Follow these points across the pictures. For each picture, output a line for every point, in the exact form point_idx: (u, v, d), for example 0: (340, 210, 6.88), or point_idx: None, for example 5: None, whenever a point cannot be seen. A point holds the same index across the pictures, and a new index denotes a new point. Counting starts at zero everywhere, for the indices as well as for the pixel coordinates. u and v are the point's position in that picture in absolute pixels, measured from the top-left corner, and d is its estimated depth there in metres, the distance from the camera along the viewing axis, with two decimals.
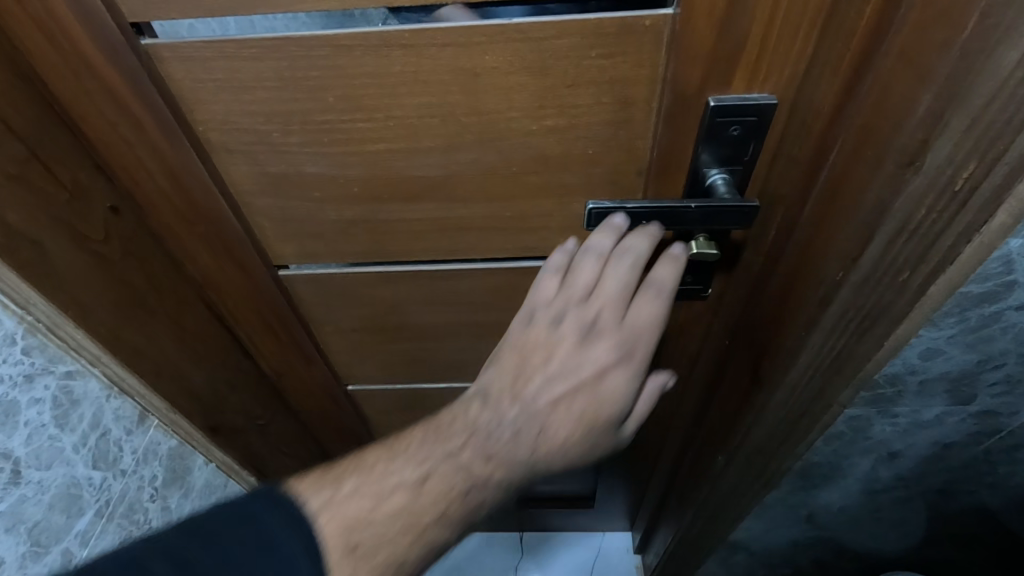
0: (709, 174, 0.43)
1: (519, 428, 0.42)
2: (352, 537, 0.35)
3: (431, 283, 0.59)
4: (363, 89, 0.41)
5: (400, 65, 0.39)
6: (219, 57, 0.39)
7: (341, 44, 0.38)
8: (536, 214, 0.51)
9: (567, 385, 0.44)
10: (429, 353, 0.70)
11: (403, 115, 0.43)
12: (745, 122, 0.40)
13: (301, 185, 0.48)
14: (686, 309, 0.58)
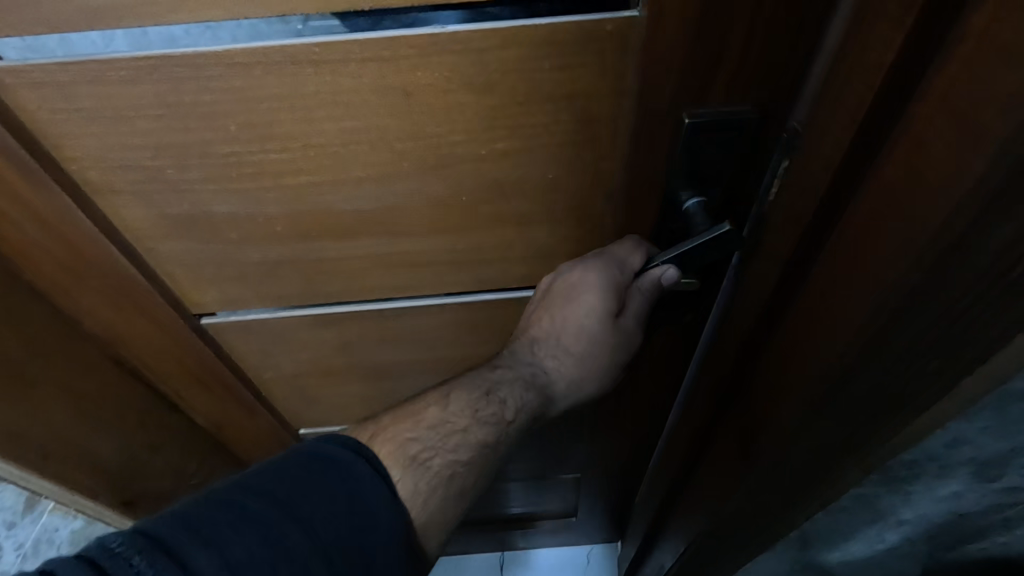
0: (684, 197, 0.38)
1: (556, 349, 0.45)
2: (409, 450, 0.39)
3: (380, 322, 0.52)
4: (272, 115, 0.34)
5: (314, 85, 0.32)
6: (80, 81, 0.31)
7: (236, 62, 0.31)
8: (495, 245, 0.44)
9: (603, 332, 0.43)
10: (384, 395, 0.63)
11: (325, 143, 0.36)
12: (724, 137, 0.34)
13: (212, 225, 0.41)
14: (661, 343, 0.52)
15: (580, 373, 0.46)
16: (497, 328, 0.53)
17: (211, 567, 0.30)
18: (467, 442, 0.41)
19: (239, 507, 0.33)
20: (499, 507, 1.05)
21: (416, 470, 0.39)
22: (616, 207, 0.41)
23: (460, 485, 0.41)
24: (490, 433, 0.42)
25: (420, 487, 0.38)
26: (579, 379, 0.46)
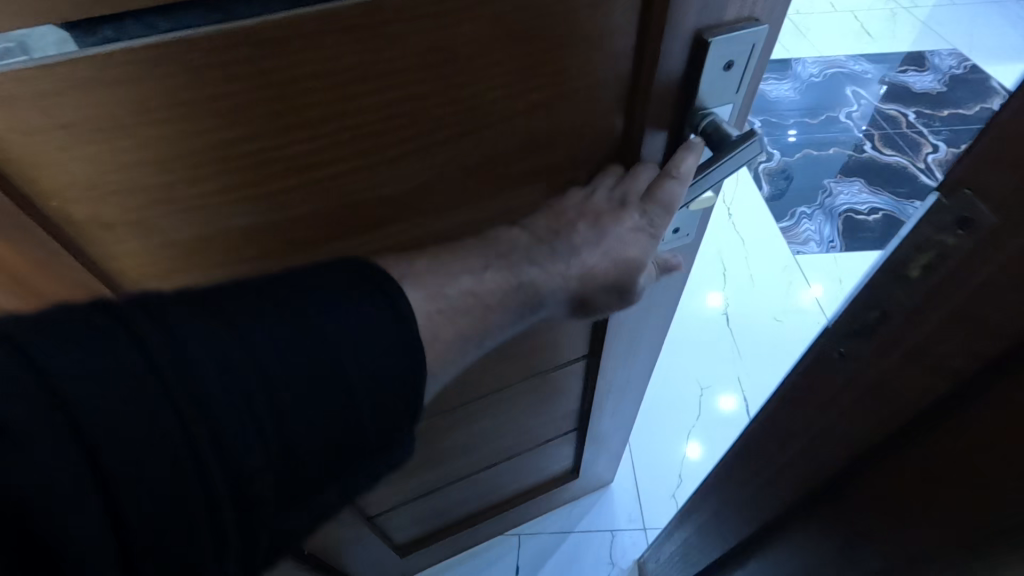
0: (704, 114, 0.41)
1: (584, 240, 0.41)
2: (437, 300, 0.36)
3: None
4: (306, 99, 0.30)
5: (354, 54, 0.30)
6: (52, 89, 0.25)
7: (266, 37, 0.27)
8: (515, 163, 0.40)
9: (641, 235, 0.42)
10: None
11: (362, 122, 0.33)
12: (737, 52, 0.38)
13: (227, 245, 0.36)
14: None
15: (614, 277, 0.43)
16: None
17: (249, 349, 0.29)
18: (482, 313, 0.39)
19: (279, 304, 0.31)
20: (502, 489, 1.06)
21: (443, 328, 0.36)
22: (639, 143, 0.42)
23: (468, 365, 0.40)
24: (512, 306, 0.40)
25: (439, 369, 0.37)
26: (609, 284, 0.43)
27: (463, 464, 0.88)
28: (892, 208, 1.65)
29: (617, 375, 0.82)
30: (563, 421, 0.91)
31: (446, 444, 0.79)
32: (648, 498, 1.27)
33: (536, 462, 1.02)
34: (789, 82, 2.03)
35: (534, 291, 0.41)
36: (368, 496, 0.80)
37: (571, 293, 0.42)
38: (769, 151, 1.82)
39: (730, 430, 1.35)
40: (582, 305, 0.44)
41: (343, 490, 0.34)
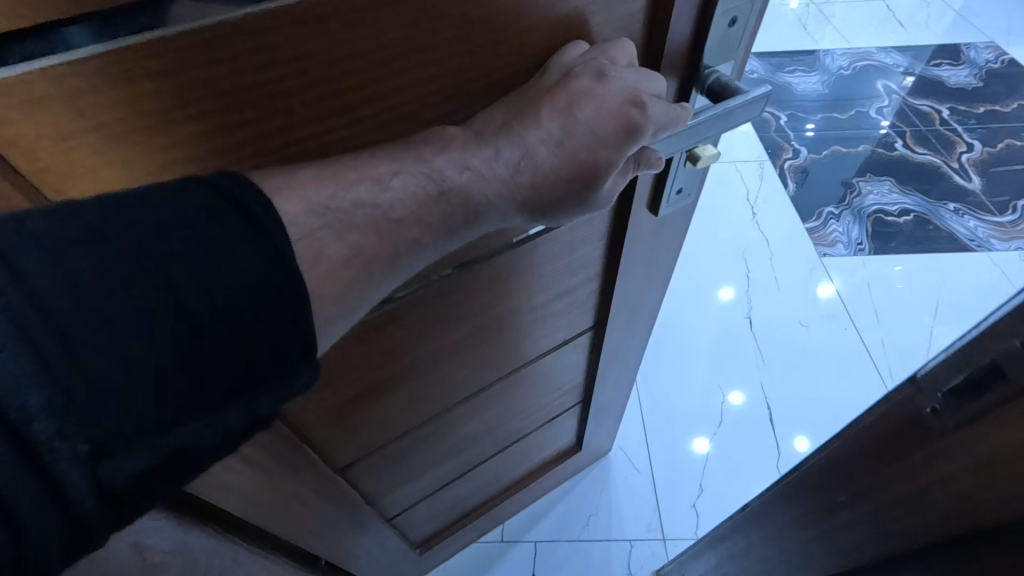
0: (710, 72, 0.49)
1: (545, 137, 0.42)
2: (321, 211, 0.37)
3: (427, 303, 0.56)
4: (348, 74, 0.35)
5: (390, 33, 0.35)
6: (140, 71, 0.30)
7: (315, 18, 0.32)
8: (448, 91, 0.40)
9: (616, 127, 0.43)
10: (416, 377, 0.65)
11: (395, 96, 0.38)
12: (737, 16, 0.46)
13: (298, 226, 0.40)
14: (635, 228, 0.62)
15: (574, 177, 0.44)
16: (497, 275, 0.58)
17: (149, 262, 0.32)
18: (393, 232, 0.41)
19: (172, 227, 0.33)
20: (511, 471, 1.08)
21: (339, 248, 0.39)
22: None
23: (380, 289, 0.43)
24: (422, 227, 0.42)
25: (340, 294, 0.39)
26: (571, 182, 0.44)
27: (477, 450, 0.90)
28: (921, 209, 1.91)
29: (619, 343, 0.85)
30: (568, 395, 0.94)
31: (460, 435, 0.83)
32: (677, 498, 1.41)
33: (543, 440, 1.05)
34: (818, 76, 2.36)
35: (476, 200, 0.43)
36: (383, 489, 0.82)
37: (516, 201, 0.44)
38: (797, 149, 2.11)
39: (751, 432, 1.50)
40: (540, 210, 0.46)
41: (208, 423, 0.34)
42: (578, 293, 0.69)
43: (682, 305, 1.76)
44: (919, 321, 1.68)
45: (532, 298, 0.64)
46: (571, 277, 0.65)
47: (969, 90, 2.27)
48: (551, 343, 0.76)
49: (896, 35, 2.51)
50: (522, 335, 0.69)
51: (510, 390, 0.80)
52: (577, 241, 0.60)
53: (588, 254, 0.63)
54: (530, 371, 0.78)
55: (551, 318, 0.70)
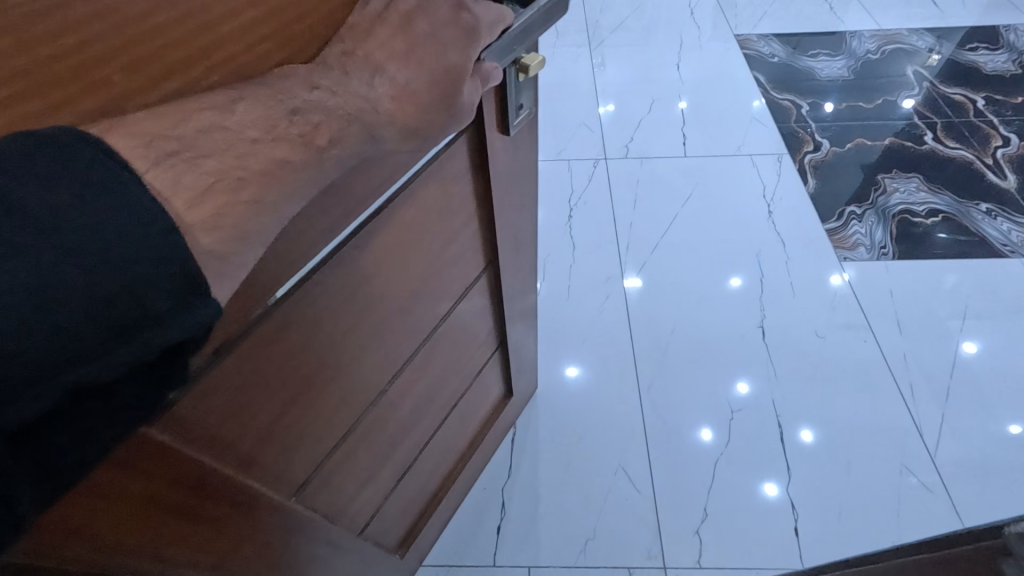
0: None
1: (391, 56, 0.49)
2: (163, 145, 0.37)
3: (296, 321, 0.63)
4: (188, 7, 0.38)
5: None
6: None
7: None
8: (277, 36, 0.44)
9: (450, 30, 0.52)
10: (371, 332, 0.78)
11: (237, 29, 0.41)
12: None
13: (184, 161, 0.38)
14: (495, 152, 0.82)
15: (434, 87, 0.51)
16: (413, 225, 0.74)
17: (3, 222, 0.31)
18: (255, 153, 0.41)
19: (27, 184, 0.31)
20: (453, 422, 1.26)
21: (196, 176, 0.38)
22: None
23: (264, 220, 0.42)
24: (293, 147, 0.43)
25: (210, 223, 0.38)
26: (432, 91, 0.51)
27: (412, 438, 1.10)
28: (950, 209, 2.08)
29: (512, 273, 1.11)
30: (482, 337, 1.17)
31: (393, 422, 0.99)
32: (681, 513, 1.51)
33: (475, 388, 1.28)
34: (841, 59, 2.76)
35: (345, 116, 0.46)
36: (365, 453, 0.95)
37: (384, 118, 0.49)
38: (818, 142, 2.37)
39: (753, 435, 1.61)
40: (414, 132, 0.51)
41: (105, 367, 0.33)
42: (468, 234, 0.90)
43: (679, 324, 1.85)
44: (945, 330, 1.78)
45: (438, 238, 0.82)
46: (460, 218, 0.85)
47: (1009, 75, 2.58)
48: (458, 284, 0.96)
49: (911, 24, 2.93)
50: (438, 277, 0.88)
51: (439, 338, 0.99)
52: (426, 204, 0.75)
53: (460, 191, 0.81)
54: (449, 316, 0.98)
55: (456, 258, 0.90)
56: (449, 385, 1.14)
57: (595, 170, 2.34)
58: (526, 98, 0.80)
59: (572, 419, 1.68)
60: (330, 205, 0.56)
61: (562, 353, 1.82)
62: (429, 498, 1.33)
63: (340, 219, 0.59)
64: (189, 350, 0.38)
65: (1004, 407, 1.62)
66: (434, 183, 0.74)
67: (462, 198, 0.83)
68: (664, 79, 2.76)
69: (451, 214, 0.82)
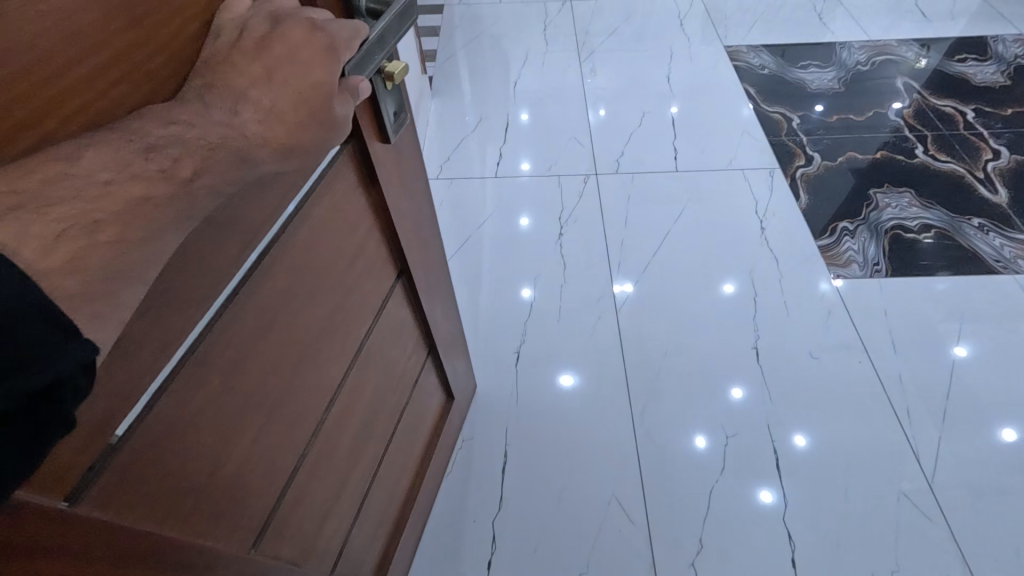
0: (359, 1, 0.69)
1: (252, 82, 0.51)
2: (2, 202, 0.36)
3: (215, 363, 0.62)
4: (29, 65, 0.38)
5: (53, 22, 0.39)
6: None
7: None
8: (133, 76, 0.45)
9: (309, 47, 0.54)
10: (299, 358, 0.77)
11: (87, 77, 0.42)
12: None
13: (34, 215, 0.37)
14: (379, 161, 0.84)
15: (303, 105, 0.54)
16: (316, 246, 0.75)
17: None
18: (112, 195, 0.40)
19: None
20: (406, 434, 1.26)
21: (45, 224, 0.37)
22: None
23: (129, 258, 0.41)
24: (154, 183, 0.42)
25: (69, 268, 0.38)
26: (300, 110, 0.54)
27: (366, 462, 1.07)
28: (943, 224, 2.06)
29: (427, 276, 1.14)
30: (413, 346, 1.18)
31: (343, 450, 0.96)
32: (675, 542, 1.47)
33: (418, 398, 1.28)
34: (832, 69, 2.77)
35: (208, 145, 0.46)
36: (324, 483, 0.92)
37: (255, 141, 0.50)
38: (810, 154, 2.36)
39: (750, 458, 1.59)
40: (292, 147, 0.53)
41: None
42: (374, 247, 0.92)
43: (673, 344, 1.83)
44: (941, 351, 1.76)
45: (345, 255, 0.83)
46: (360, 232, 0.87)
47: (998, 87, 2.58)
48: (377, 297, 0.97)
49: (897, 33, 2.93)
50: (355, 293, 0.88)
51: (371, 353, 0.99)
52: (323, 225, 0.76)
53: (355, 206, 0.83)
54: (375, 330, 0.99)
55: (370, 271, 0.92)
56: (392, 399, 1.13)
57: (585, 185, 2.31)
58: (398, 104, 0.82)
59: (561, 442, 1.65)
60: (226, 239, 0.58)
61: (547, 368, 1.81)
62: (394, 519, 1.30)
63: (238, 254, 0.60)
64: (69, 392, 0.37)
65: (1001, 413, 1.63)
66: (326, 201, 0.76)
67: (359, 214, 0.85)
68: (655, 90, 2.75)
69: (353, 228, 0.84)
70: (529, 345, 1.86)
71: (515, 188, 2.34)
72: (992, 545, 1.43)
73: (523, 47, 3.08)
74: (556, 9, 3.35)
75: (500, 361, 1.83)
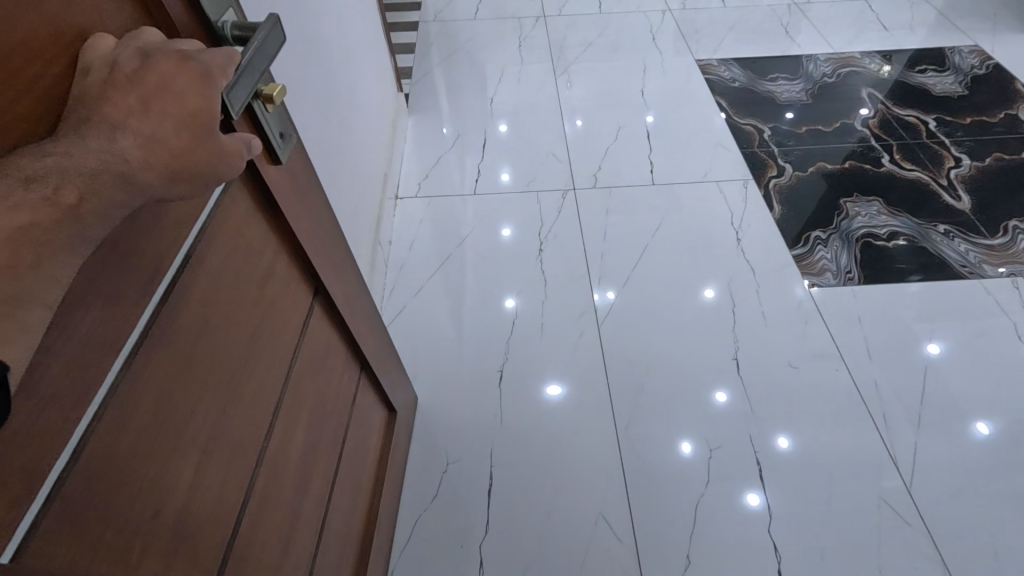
0: (217, 23, 0.65)
1: (129, 112, 0.50)
2: None
3: (144, 399, 0.59)
4: None
5: None
6: None
7: None
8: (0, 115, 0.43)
9: (182, 77, 0.53)
10: (229, 387, 0.73)
11: None
12: None
13: None
14: (275, 185, 0.78)
15: (186, 130, 0.53)
16: (229, 271, 0.72)
17: None
18: None
19: None
20: (355, 451, 1.24)
21: None
22: None
23: (24, 283, 0.40)
24: (40, 210, 0.41)
25: None
26: (182, 134, 0.53)
27: (318, 483, 1.04)
28: (912, 231, 2.13)
29: (349, 293, 1.11)
30: (344, 364, 1.15)
31: (292, 473, 0.93)
32: (662, 553, 1.48)
33: (359, 415, 1.26)
34: (801, 80, 2.85)
35: (88, 173, 0.45)
36: (279, 508, 0.89)
37: (138, 165, 0.49)
38: (783, 164, 2.42)
39: (735, 468, 1.60)
40: (179, 169, 0.52)
41: None
42: (289, 268, 0.88)
43: (654, 357, 1.84)
44: (914, 354, 1.80)
45: (261, 278, 0.79)
46: (272, 254, 0.82)
47: (957, 96, 2.68)
48: (300, 317, 0.93)
49: (858, 44, 3.03)
50: (276, 316, 0.85)
51: (304, 375, 0.96)
52: (229, 248, 0.71)
53: (260, 232, 0.78)
54: (305, 351, 0.96)
55: (290, 292, 0.88)
56: (332, 418, 1.10)
57: (564, 201, 2.32)
58: (284, 124, 0.76)
59: (545, 459, 1.65)
60: (124, 272, 0.55)
61: (531, 384, 1.80)
62: (359, 542, 1.27)
63: (145, 287, 0.58)
64: None
65: (973, 408, 1.68)
66: (231, 221, 0.71)
67: (271, 237, 0.81)
68: (628, 102, 2.79)
69: (264, 249, 0.79)
70: (512, 363, 1.85)
71: (492, 203, 2.34)
72: (972, 547, 1.46)
73: (500, 63, 3.10)
74: (530, 25, 3.38)
75: (483, 381, 1.82)
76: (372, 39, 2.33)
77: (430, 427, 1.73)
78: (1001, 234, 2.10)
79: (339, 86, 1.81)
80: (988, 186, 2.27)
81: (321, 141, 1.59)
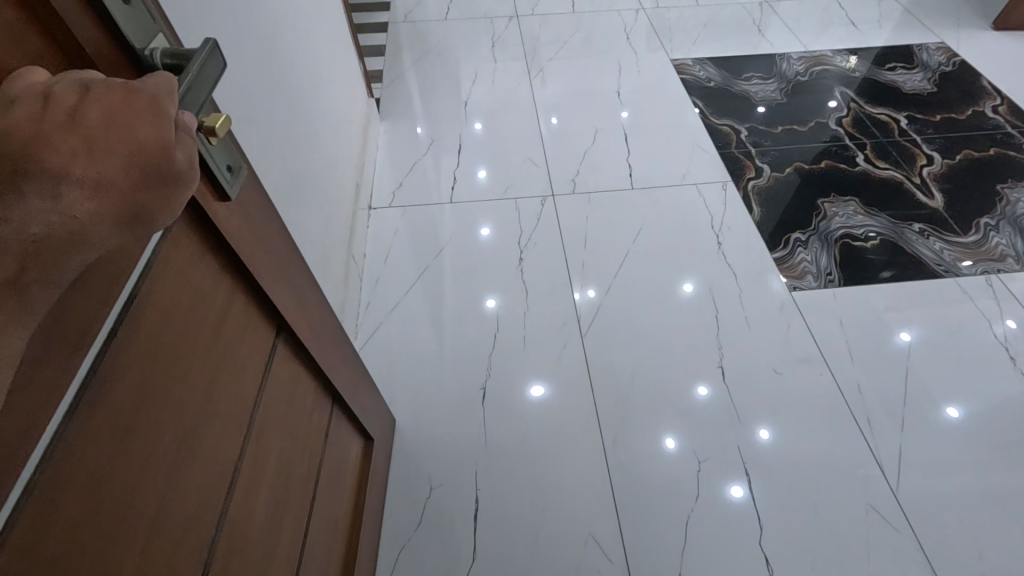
0: (144, 52, 0.57)
1: (73, 156, 0.41)
2: None
3: (75, 483, 0.51)
4: None
5: None
6: None
7: None
8: None
9: (128, 110, 0.46)
10: (178, 450, 0.66)
11: None
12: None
13: None
14: (225, 226, 0.71)
15: (140, 168, 0.45)
16: (172, 324, 0.64)
17: None
18: None
19: None
20: (331, 488, 1.18)
21: None
22: None
23: None
24: None
25: None
26: (134, 171, 0.45)
27: (289, 529, 0.97)
28: (887, 230, 2.14)
29: (316, 321, 1.04)
30: (314, 399, 1.08)
31: (259, 525, 0.86)
32: (651, 564, 1.46)
33: (333, 448, 1.19)
34: (774, 79, 2.85)
35: (30, 241, 0.38)
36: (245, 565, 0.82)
37: (89, 220, 0.41)
38: (760, 165, 2.41)
39: (723, 479, 1.58)
40: (134, 217, 0.45)
41: None
42: (244, 309, 0.80)
43: (639, 369, 1.80)
44: (892, 347, 1.83)
45: (210, 326, 0.72)
46: (223, 298, 0.74)
47: (927, 94, 2.71)
48: (259, 360, 0.85)
49: (830, 42, 3.05)
50: (231, 364, 0.77)
51: (266, 421, 0.88)
52: (174, 295, 0.64)
53: (207, 272, 0.71)
54: (267, 396, 0.88)
55: (247, 335, 0.81)
56: (304, 452, 1.04)
57: (542, 209, 2.27)
58: (232, 157, 0.68)
59: (531, 478, 1.60)
60: (47, 345, 0.47)
61: (513, 402, 1.75)
62: None
63: (73, 356, 0.50)
64: None
65: (940, 393, 1.73)
66: (172, 268, 0.64)
67: (221, 279, 0.74)
68: (604, 103, 2.74)
69: (212, 295, 0.72)
70: (494, 379, 1.80)
71: (469, 212, 2.27)
72: (957, 550, 1.47)
73: (474, 65, 3.02)
74: (503, 25, 3.31)
75: (464, 401, 1.76)
76: (337, 43, 2.22)
77: (411, 451, 1.66)
78: (973, 231, 2.13)
79: (303, 96, 1.71)
80: (960, 184, 2.30)
81: (284, 158, 1.50)
